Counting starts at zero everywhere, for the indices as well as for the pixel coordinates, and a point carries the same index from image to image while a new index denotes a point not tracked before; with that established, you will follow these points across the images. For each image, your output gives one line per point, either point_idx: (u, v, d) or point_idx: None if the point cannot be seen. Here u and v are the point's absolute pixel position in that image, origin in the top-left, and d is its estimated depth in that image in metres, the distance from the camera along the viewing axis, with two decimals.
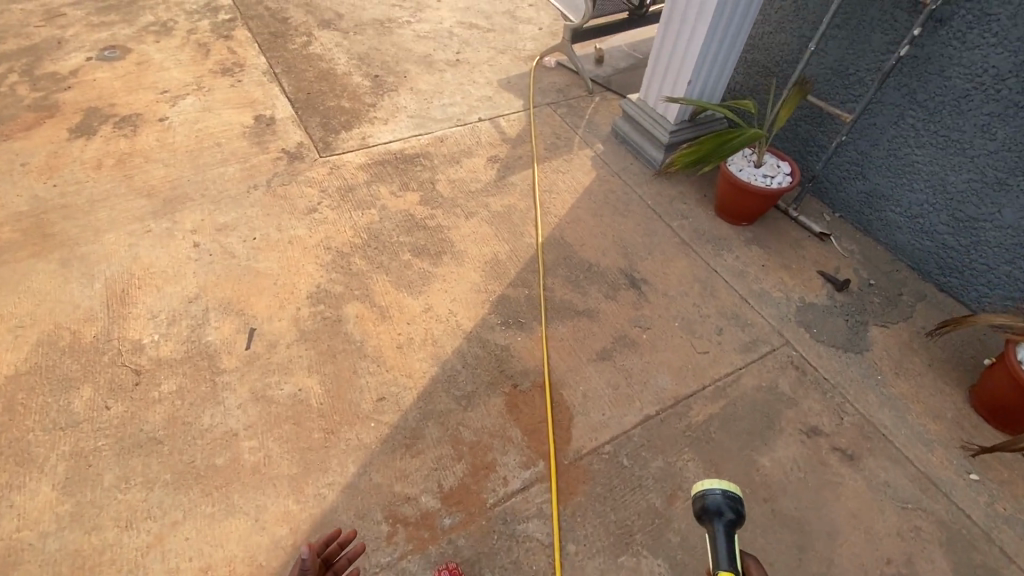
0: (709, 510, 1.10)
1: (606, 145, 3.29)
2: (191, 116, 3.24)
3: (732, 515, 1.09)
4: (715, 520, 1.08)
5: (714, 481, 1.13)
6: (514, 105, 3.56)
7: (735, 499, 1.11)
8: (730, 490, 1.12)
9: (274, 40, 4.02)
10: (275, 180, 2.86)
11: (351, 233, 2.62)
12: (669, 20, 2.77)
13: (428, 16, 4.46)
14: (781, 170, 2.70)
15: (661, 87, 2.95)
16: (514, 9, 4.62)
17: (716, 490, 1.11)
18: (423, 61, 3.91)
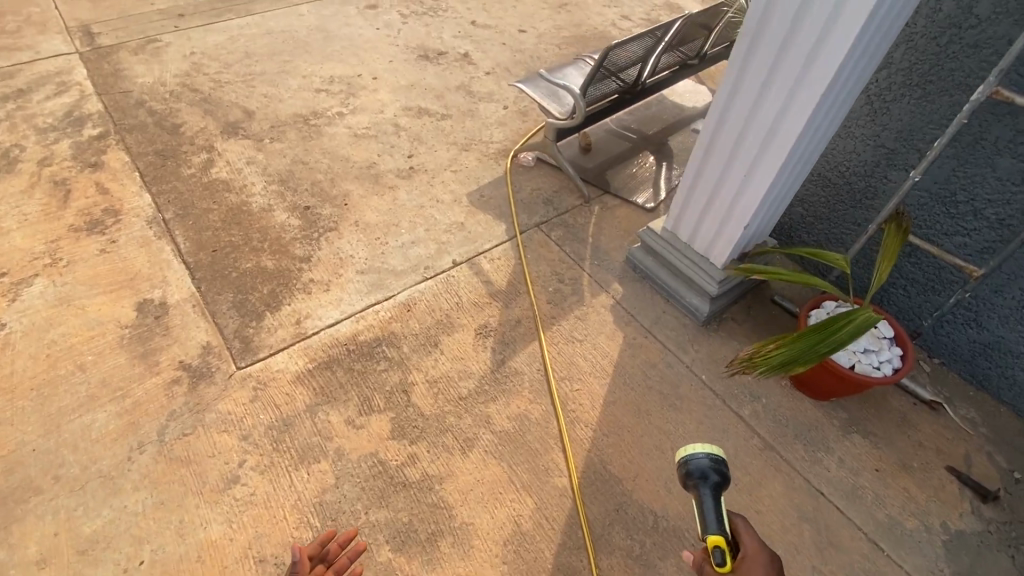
0: (694, 474, 1.24)
1: (626, 287, 2.52)
2: (41, 314, 2.25)
3: (716, 477, 1.23)
4: (698, 477, 1.22)
5: (696, 445, 1.27)
6: (495, 232, 2.74)
7: (718, 460, 1.25)
8: (713, 454, 1.25)
9: (161, 161, 3.03)
10: (172, 426, 1.93)
11: (300, 518, 1.74)
12: (711, 145, 1.99)
13: (363, 102, 3.56)
14: (884, 338, 1.98)
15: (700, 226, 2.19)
16: (469, 82, 3.79)
17: (700, 455, 1.25)
18: (366, 174, 3.03)
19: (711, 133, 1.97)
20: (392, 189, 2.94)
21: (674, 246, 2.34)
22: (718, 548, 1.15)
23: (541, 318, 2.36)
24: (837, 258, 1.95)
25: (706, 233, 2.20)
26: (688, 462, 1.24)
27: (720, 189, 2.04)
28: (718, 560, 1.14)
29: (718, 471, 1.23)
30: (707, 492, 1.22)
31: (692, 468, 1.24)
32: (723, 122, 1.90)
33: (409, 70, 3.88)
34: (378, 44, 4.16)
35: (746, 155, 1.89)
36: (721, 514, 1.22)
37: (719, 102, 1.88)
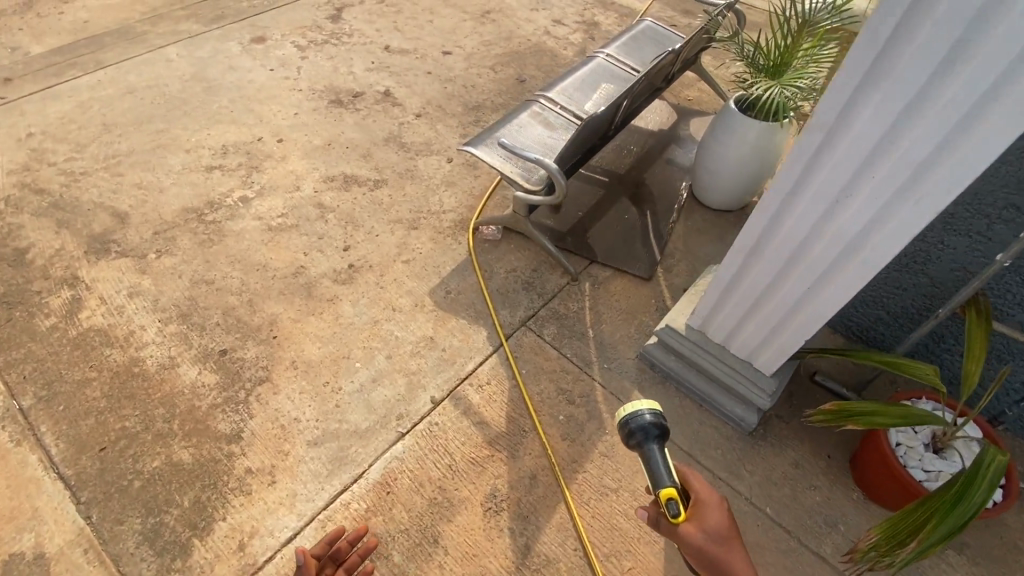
0: (638, 432, 1.31)
1: (648, 395, 2.08)
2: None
3: (658, 431, 1.31)
4: (642, 435, 1.29)
5: (637, 405, 1.34)
6: (475, 344, 2.20)
7: (659, 414, 1.34)
8: (654, 409, 1.33)
9: (4, 313, 2.23)
10: None
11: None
12: (756, 248, 1.52)
13: (272, 176, 2.86)
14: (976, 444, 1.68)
15: (745, 329, 1.77)
16: (398, 131, 3.16)
17: (642, 412, 1.32)
18: (294, 285, 2.37)
19: (756, 235, 1.49)
20: (333, 303, 2.32)
21: (705, 349, 1.91)
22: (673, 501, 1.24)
23: (560, 465, 1.88)
24: (917, 366, 1.56)
25: (749, 335, 1.77)
26: (631, 423, 1.31)
27: (770, 295, 1.60)
28: (673, 511, 1.23)
29: (661, 426, 1.32)
30: (654, 447, 1.30)
31: (634, 427, 1.31)
32: (776, 225, 1.43)
33: (322, 125, 3.19)
34: (276, 92, 3.41)
35: (810, 264, 1.44)
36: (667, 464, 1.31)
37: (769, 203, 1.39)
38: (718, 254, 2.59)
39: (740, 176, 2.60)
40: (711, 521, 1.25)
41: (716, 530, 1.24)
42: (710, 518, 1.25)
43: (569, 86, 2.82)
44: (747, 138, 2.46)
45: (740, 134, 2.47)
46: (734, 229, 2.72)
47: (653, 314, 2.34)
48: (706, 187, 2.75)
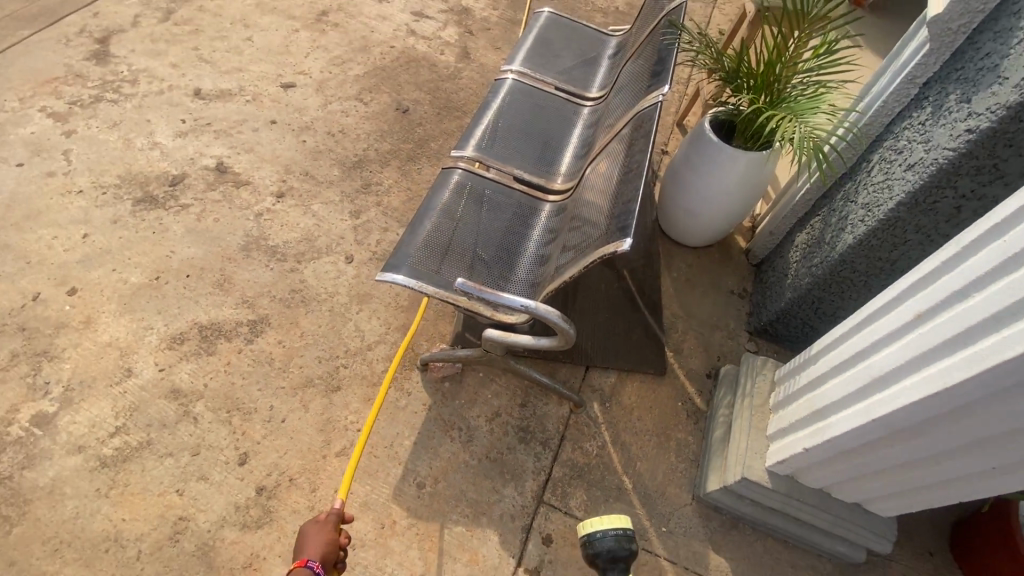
0: (602, 556, 1.09)
1: (727, 553, 1.61)
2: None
3: (624, 557, 1.09)
4: (607, 562, 1.09)
5: (598, 521, 1.11)
6: (490, 560, 1.56)
7: (625, 533, 1.11)
8: (620, 530, 1.11)
9: None
10: None
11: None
12: (910, 426, 1.10)
13: (77, 362, 1.83)
14: None
15: (869, 491, 1.35)
16: (259, 228, 2.21)
17: (608, 533, 1.10)
18: (180, 560, 1.50)
19: (913, 417, 1.08)
20: (256, 570, 1.50)
21: (800, 499, 1.47)
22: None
23: None
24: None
25: (865, 489, 1.35)
26: (593, 547, 1.08)
27: (915, 468, 1.19)
28: None
29: (625, 551, 1.09)
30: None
31: (601, 551, 1.09)
32: (957, 412, 1.01)
33: (134, 245, 2.13)
34: (38, 204, 2.23)
35: (1000, 456, 1.04)
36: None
37: (956, 392, 0.97)
38: (723, 308, 2.13)
39: (720, 214, 2.13)
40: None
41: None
42: None
43: (489, 124, 2.06)
44: (732, 174, 1.97)
45: (725, 167, 1.96)
46: (725, 269, 2.25)
47: (687, 423, 1.83)
48: (681, 226, 2.25)
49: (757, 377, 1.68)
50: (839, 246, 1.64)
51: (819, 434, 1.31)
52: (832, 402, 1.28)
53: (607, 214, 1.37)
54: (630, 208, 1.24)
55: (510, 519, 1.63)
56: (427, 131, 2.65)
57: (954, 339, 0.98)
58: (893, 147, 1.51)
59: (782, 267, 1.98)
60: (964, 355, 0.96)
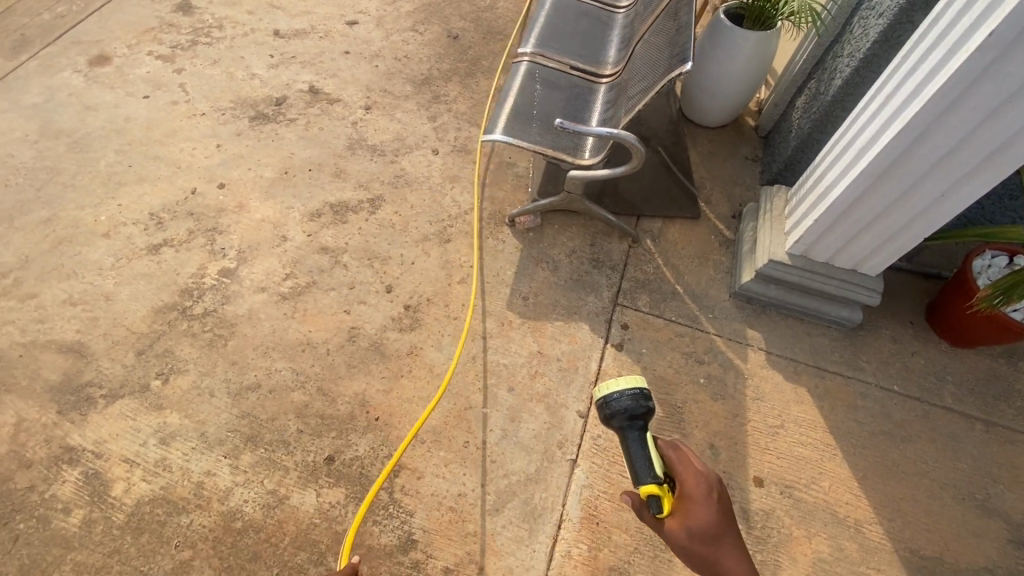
0: (620, 416, 1.30)
1: (759, 327, 2.15)
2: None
3: (640, 415, 1.30)
4: (624, 422, 1.29)
5: (614, 386, 1.33)
6: (586, 341, 2.09)
7: (641, 394, 1.32)
8: (638, 390, 1.32)
9: (6, 537, 1.67)
10: None
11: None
12: (886, 170, 1.67)
13: (242, 233, 2.31)
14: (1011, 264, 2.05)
15: (863, 246, 1.91)
16: (358, 134, 2.69)
17: (621, 394, 1.32)
18: (359, 352, 2.03)
19: (887, 161, 1.65)
20: (417, 355, 2.04)
21: (811, 271, 2.01)
22: (653, 497, 1.19)
23: (727, 426, 1.92)
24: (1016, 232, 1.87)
25: (860, 247, 1.92)
26: (610, 406, 1.30)
27: (893, 209, 1.77)
28: (657, 507, 1.19)
29: (640, 407, 1.30)
30: (635, 434, 1.28)
31: (614, 410, 1.31)
32: (914, 146, 1.58)
33: (261, 149, 2.60)
34: (171, 125, 2.68)
35: (946, 174, 1.62)
36: (648, 456, 1.25)
37: (913, 127, 1.54)
38: (740, 168, 2.63)
39: (734, 94, 2.62)
40: (696, 516, 1.16)
41: (701, 527, 1.15)
42: (696, 516, 1.16)
43: (543, 30, 2.53)
44: (742, 55, 2.45)
45: (736, 50, 2.44)
46: (740, 140, 2.75)
47: (721, 247, 2.35)
48: (701, 109, 2.74)
49: (772, 197, 2.19)
50: (831, 91, 2.14)
51: (824, 203, 1.87)
52: (833, 178, 1.85)
53: (662, 63, 1.87)
54: (686, 51, 1.76)
55: (595, 316, 2.16)
56: (478, 52, 3.10)
57: (909, 95, 1.54)
58: (869, 7, 2.01)
59: (787, 126, 2.49)
60: (915, 102, 1.52)
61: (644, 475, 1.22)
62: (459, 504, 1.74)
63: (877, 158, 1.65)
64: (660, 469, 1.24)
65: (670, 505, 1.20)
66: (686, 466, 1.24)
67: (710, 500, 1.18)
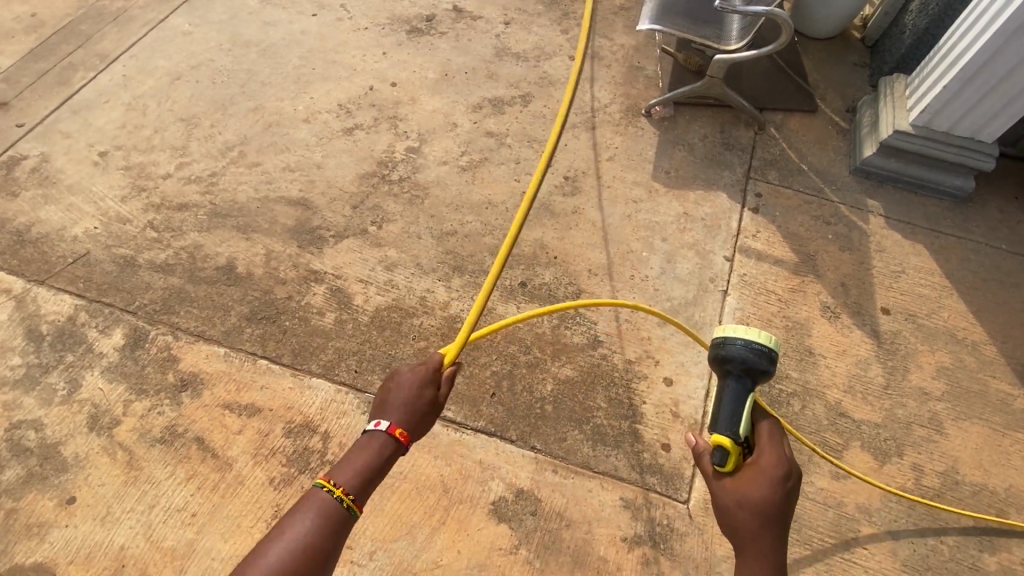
0: (732, 361, 1.29)
1: (878, 198, 2.44)
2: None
3: (750, 369, 1.27)
4: (733, 364, 1.28)
5: (740, 331, 1.31)
6: (725, 205, 2.42)
7: (762, 354, 1.27)
8: (757, 345, 1.28)
9: (277, 329, 2.08)
10: None
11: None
12: (1017, 29, 1.93)
13: (419, 120, 2.71)
14: None
15: (985, 112, 2.18)
16: (502, 44, 3.04)
17: (739, 343, 1.29)
18: (533, 210, 2.41)
19: (1020, 20, 1.91)
20: (581, 214, 2.40)
21: (932, 141, 2.31)
22: (721, 447, 1.15)
23: (855, 270, 2.23)
24: None
25: (983, 111, 2.18)
26: (724, 349, 1.30)
27: (1019, 69, 2.03)
28: (719, 459, 1.15)
29: (757, 363, 1.27)
30: (732, 385, 1.27)
31: (728, 354, 1.30)
32: None
33: (421, 56, 2.98)
34: (341, 37, 3.08)
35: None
36: (738, 413, 1.21)
37: None
38: (851, 72, 2.90)
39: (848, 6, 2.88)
40: (754, 486, 1.09)
41: (755, 498, 1.07)
42: (753, 487, 1.08)
43: None
44: None
45: None
46: (849, 49, 3.00)
47: (839, 136, 2.64)
48: (814, 23, 2.99)
49: (893, 83, 2.48)
50: None
51: (952, 72, 2.13)
52: (961, 48, 2.11)
53: None
54: None
55: (731, 186, 2.48)
56: None
57: None
58: None
59: (899, 29, 2.75)
60: None
61: (725, 426, 1.19)
62: (634, 320, 2.11)
63: (1013, 16, 1.91)
64: (744, 429, 1.18)
65: (736, 466, 1.15)
66: (769, 442, 1.16)
67: (778, 485, 1.08)
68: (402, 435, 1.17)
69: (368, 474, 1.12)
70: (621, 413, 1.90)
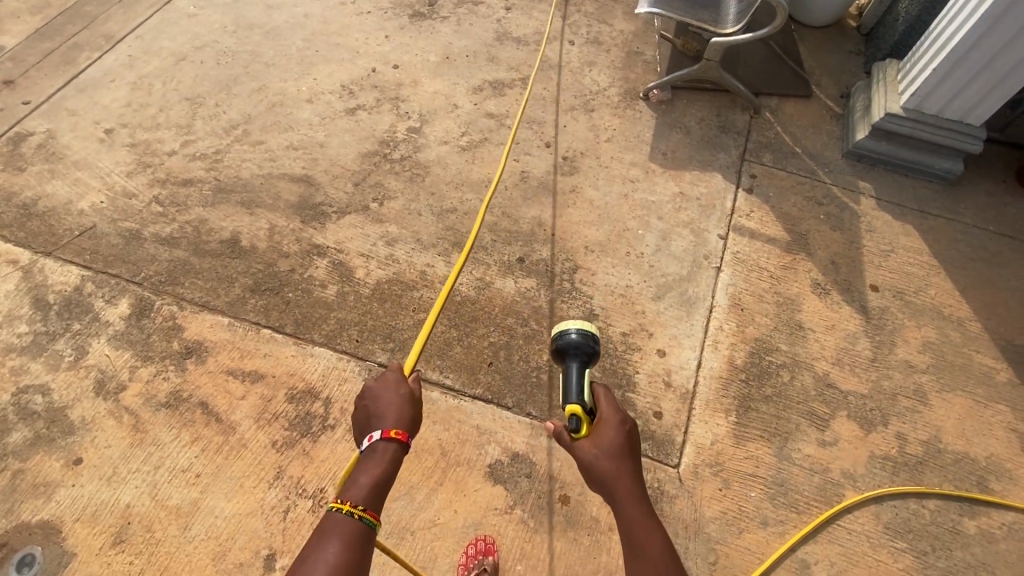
0: (569, 349, 1.37)
1: (870, 181, 2.49)
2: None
3: (585, 350, 1.37)
4: (571, 350, 1.36)
5: (571, 322, 1.41)
6: (720, 186, 2.47)
7: (589, 335, 1.39)
8: (585, 330, 1.39)
9: (280, 300, 2.13)
10: (688, 548, 1.68)
11: (887, 551, 1.71)
12: (1003, 14, 1.98)
13: (420, 101, 2.75)
14: None
15: (974, 93, 2.23)
16: (503, 28, 3.08)
17: (572, 331, 1.39)
18: (532, 189, 2.46)
19: (1007, 3, 1.95)
20: (579, 193, 2.45)
21: (922, 123, 2.36)
22: (575, 415, 1.19)
23: (846, 248, 2.29)
24: None
25: (972, 94, 2.23)
26: (560, 339, 1.38)
27: (1006, 51, 2.08)
28: (573, 426, 1.19)
29: (587, 344, 1.37)
30: (576, 363, 1.34)
31: (564, 344, 1.37)
32: None
33: (423, 40, 3.02)
34: (344, 21, 3.12)
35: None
36: (581, 382, 1.28)
37: None
38: (845, 59, 2.95)
39: None
40: (605, 436, 1.14)
41: (609, 445, 1.12)
42: (605, 436, 1.14)
43: None
44: None
45: None
46: (845, 36, 3.05)
47: (832, 120, 2.70)
48: (810, 11, 3.04)
49: (885, 68, 2.53)
50: None
51: (942, 55, 2.18)
52: (950, 31, 2.15)
53: None
54: None
55: (725, 168, 2.53)
56: None
57: None
58: None
59: (893, 16, 2.80)
60: None
61: (574, 397, 1.24)
62: (628, 294, 2.16)
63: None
64: (588, 396, 1.24)
65: (588, 428, 1.19)
66: (607, 400, 1.22)
67: (625, 429, 1.16)
68: (399, 433, 1.15)
69: (381, 486, 1.08)
70: (615, 382, 1.96)
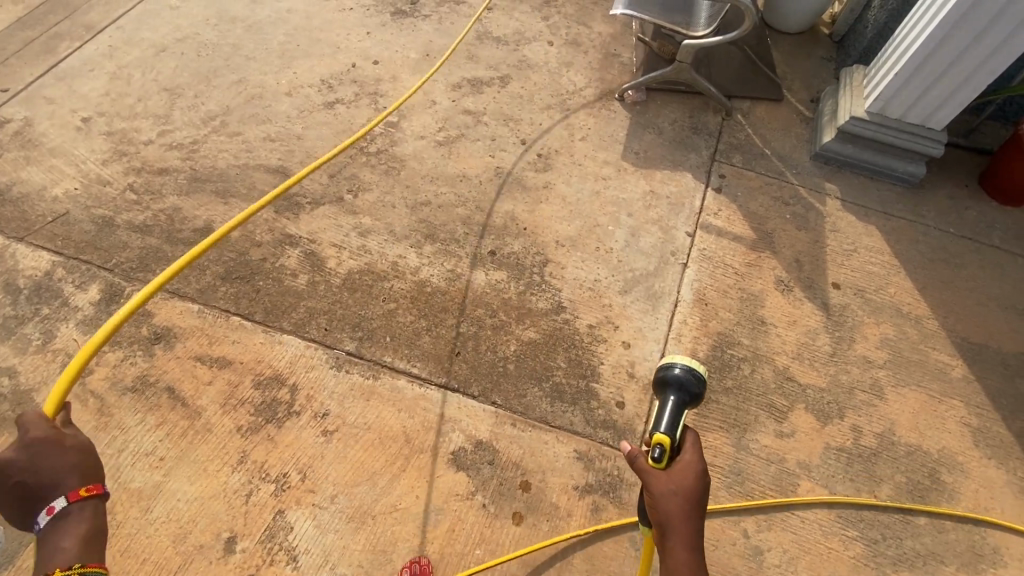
0: (670, 380, 1.28)
1: (836, 183, 2.56)
2: (360, 562, 1.66)
3: (690, 389, 1.26)
4: (674, 383, 1.26)
5: (686, 356, 1.32)
6: (689, 185, 2.52)
7: (698, 375, 1.29)
8: (696, 368, 1.29)
9: (251, 288, 2.14)
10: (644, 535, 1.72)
11: (838, 540, 1.75)
12: (961, 19, 2.05)
13: (399, 97, 2.78)
14: None
15: (935, 96, 2.29)
16: (484, 28, 3.12)
17: (679, 364, 1.29)
18: (506, 184, 2.49)
19: (963, 8, 2.02)
20: (552, 189, 2.49)
21: (885, 126, 2.43)
22: (660, 444, 1.14)
23: (810, 247, 2.34)
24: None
25: (933, 99, 2.30)
26: (668, 366, 1.29)
27: (965, 55, 2.14)
28: (657, 455, 1.13)
29: (695, 383, 1.27)
30: (673, 396, 1.25)
31: (670, 374, 1.28)
32: None
33: (404, 37, 3.06)
34: (327, 17, 3.15)
35: (1011, 18, 2.00)
36: (676, 418, 1.21)
37: None
38: (817, 66, 3.02)
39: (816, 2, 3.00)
40: (685, 479, 1.10)
41: (686, 489, 1.09)
42: (684, 480, 1.10)
43: None
44: None
45: None
46: (818, 43, 3.13)
47: (802, 124, 2.76)
48: (784, 19, 3.11)
49: (853, 72, 2.59)
50: None
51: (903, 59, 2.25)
52: (911, 35, 2.22)
53: None
54: None
55: (696, 168, 2.58)
56: None
57: None
58: None
59: (863, 25, 2.88)
60: None
61: (666, 428, 1.17)
62: (596, 288, 2.20)
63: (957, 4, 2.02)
64: (678, 433, 1.18)
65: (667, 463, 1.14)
66: (697, 449, 1.17)
67: (705, 479, 1.11)
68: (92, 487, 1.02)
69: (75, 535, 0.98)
70: (579, 373, 1.99)
